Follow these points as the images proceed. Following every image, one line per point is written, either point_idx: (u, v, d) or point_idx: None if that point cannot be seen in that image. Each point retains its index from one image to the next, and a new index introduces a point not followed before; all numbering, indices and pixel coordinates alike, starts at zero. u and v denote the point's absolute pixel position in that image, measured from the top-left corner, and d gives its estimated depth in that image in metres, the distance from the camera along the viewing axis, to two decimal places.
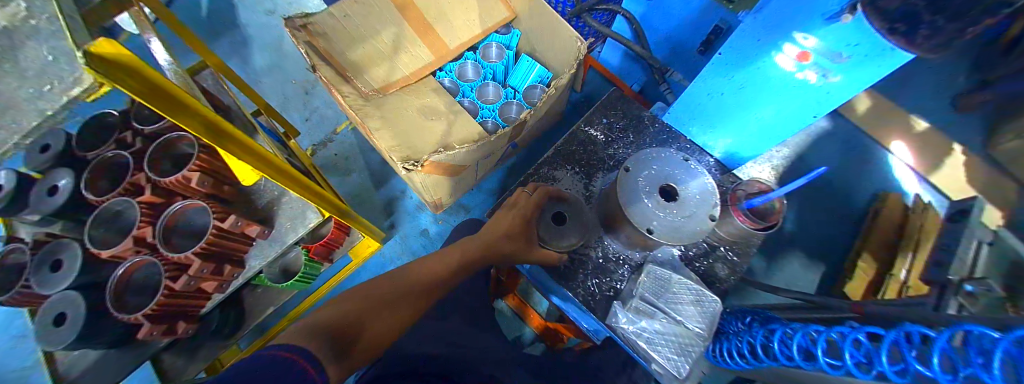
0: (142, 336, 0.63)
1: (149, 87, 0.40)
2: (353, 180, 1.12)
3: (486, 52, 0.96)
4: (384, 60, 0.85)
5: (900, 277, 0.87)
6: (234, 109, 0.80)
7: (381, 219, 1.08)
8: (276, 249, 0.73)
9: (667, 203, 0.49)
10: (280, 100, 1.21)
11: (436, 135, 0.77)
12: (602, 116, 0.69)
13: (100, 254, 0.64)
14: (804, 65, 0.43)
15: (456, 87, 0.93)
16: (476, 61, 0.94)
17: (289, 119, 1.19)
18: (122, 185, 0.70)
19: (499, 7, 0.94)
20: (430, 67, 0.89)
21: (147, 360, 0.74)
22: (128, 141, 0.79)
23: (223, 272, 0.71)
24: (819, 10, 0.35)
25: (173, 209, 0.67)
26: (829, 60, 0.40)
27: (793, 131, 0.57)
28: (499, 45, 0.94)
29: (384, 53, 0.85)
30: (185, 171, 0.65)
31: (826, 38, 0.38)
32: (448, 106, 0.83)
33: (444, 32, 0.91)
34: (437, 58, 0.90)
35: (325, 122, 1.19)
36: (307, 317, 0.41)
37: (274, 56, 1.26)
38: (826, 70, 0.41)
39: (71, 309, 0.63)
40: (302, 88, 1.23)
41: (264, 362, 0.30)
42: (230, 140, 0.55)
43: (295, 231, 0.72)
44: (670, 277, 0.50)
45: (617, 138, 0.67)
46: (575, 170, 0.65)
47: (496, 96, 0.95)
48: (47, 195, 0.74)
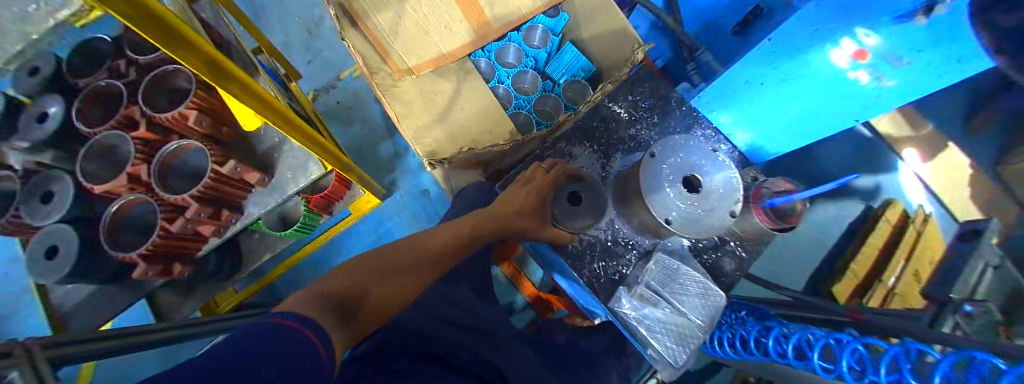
0: (137, 276, 0.63)
1: (150, 13, 0.36)
2: (356, 132, 1.08)
3: (530, 34, 0.85)
4: (418, 31, 0.74)
5: (888, 283, 0.93)
6: (233, 43, 0.74)
7: (380, 175, 1.05)
8: (276, 199, 0.70)
9: (690, 194, 0.46)
10: (282, 40, 1.13)
11: (442, 100, 0.76)
12: (628, 92, 0.64)
13: (93, 189, 0.61)
14: (858, 64, 0.39)
15: (491, 70, 0.86)
16: (520, 47, 0.85)
17: (290, 61, 1.12)
18: (114, 117, 0.66)
19: None
20: (469, 47, 0.76)
21: (145, 296, 0.75)
22: (119, 70, 0.73)
23: (221, 216, 0.69)
24: (887, 8, 0.32)
25: (167, 150, 0.63)
26: (887, 61, 0.37)
27: (821, 130, 0.55)
28: (545, 31, 0.83)
29: (419, 20, 0.74)
30: (182, 108, 0.60)
31: (895, 38, 0.34)
32: (462, 63, 0.79)
33: (489, 4, 0.74)
34: (478, 38, 0.76)
35: (329, 67, 1.11)
36: (312, 285, 0.40)
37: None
38: (882, 72, 0.39)
39: (64, 242, 0.62)
40: (306, 29, 1.13)
41: (269, 333, 0.29)
42: (233, 82, 0.51)
43: (296, 181, 0.69)
44: (678, 267, 0.49)
45: (641, 117, 0.63)
46: (593, 148, 0.62)
47: (534, 86, 0.88)
48: (38, 123, 0.70)
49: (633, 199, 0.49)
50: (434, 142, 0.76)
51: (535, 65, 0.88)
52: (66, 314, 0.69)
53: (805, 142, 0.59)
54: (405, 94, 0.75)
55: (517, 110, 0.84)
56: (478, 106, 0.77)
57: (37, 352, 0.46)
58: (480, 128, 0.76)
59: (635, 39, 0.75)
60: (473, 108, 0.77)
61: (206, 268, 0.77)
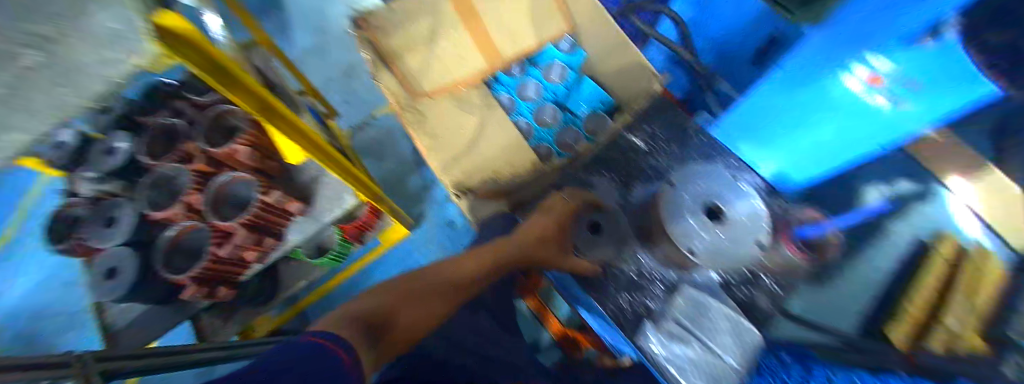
0: (187, 296, 0.69)
1: (205, 59, 0.42)
2: (387, 165, 1.14)
3: (549, 71, 0.87)
4: (437, 61, 0.80)
5: None
6: (279, 85, 0.82)
7: (407, 205, 1.10)
8: (312, 226, 0.74)
9: (711, 223, 0.47)
10: (322, 81, 1.24)
11: (467, 134, 0.81)
12: (645, 122, 0.66)
13: (153, 216, 0.68)
14: (873, 90, 0.38)
15: (512, 104, 0.86)
16: (539, 82, 0.86)
17: (329, 100, 1.22)
18: (176, 153, 0.73)
19: (557, 19, 0.82)
20: (480, 74, 0.82)
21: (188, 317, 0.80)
22: (181, 110, 0.82)
23: (263, 242, 0.74)
24: (892, 33, 0.32)
25: (220, 181, 0.70)
26: (904, 85, 0.35)
27: (852, 155, 0.51)
28: (562, 66, 0.85)
29: (438, 52, 0.80)
30: (234, 144, 0.67)
31: (902, 66, 0.34)
32: (483, 97, 0.83)
33: (501, 37, 0.80)
34: (490, 66, 0.82)
35: (364, 106, 1.20)
36: (343, 306, 0.48)
37: (315, 37, 1.28)
38: (900, 95, 0.37)
39: (123, 264, 0.68)
40: (343, 71, 1.24)
41: (305, 348, 0.36)
42: (279, 119, 0.57)
43: (332, 211, 0.73)
44: (708, 303, 0.49)
45: (660, 148, 0.64)
46: (614, 177, 0.63)
47: (554, 119, 0.86)
48: (108, 157, 0.79)
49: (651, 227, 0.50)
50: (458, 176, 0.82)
51: (554, 98, 0.88)
52: (116, 333, 0.75)
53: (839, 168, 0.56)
54: (432, 126, 0.82)
55: (538, 143, 0.85)
56: (501, 139, 0.81)
57: (91, 363, 0.52)
58: (503, 160, 0.80)
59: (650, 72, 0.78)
60: (496, 142, 0.81)
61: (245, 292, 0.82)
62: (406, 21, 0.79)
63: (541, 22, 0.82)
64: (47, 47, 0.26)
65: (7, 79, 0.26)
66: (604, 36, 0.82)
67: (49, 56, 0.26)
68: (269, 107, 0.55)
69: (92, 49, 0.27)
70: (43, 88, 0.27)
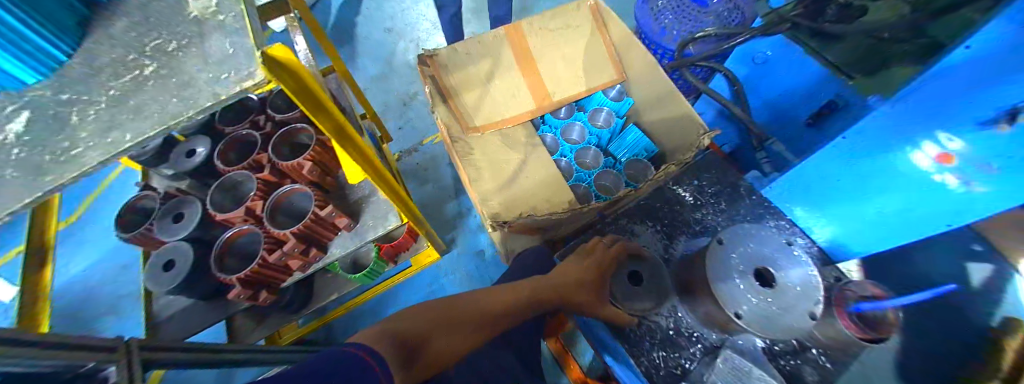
0: (232, 296, 0.71)
1: (299, 85, 0.47)
2: (428, 189, 1.20)
3: (595, 115, 0.96)
4: (493, 99, 0.89)
5: None
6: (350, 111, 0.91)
7: (443, 231, 1.13)
8: (355, 242, 0.78)
9: (761, 288, 0.44)
10: (381, 106, 1.35)
11: (509, 168, 0.85)
12: (693, 177, 0.67)
13: (216, 217, 0.74)
14: (943, 169, 0.39)
15: (556, 145, 0.96)
16: (584, 124, 0.97)
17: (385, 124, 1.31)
18: (247, 161, 0.81)
19: (608, 71, 0.91)
20: (529, 114, 0.91)
21: (224, 317, 0.84)
22: (259, 124, 0.92)
23: (308, 253, 0.77)
24: (967, 110, 0.34)
25: (282, 191, 0.76)
26: (976, 168, 0.36)
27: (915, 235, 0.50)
28: (609, 112, 0.94)
29: (495, 92, 0.89)
30: (301, 159, 0.74)
31: (976, 144, 0.35)
32: (528, 135, 0.91)
33: (553, 84, 0.91)
34: (539, 107, 0.91)
35: (415, 134, 1.29)
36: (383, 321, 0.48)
37: (379, 68, 1.42)
38: (971, 178, 0.38)
39: (181, 259, 0.73)
40: (401, 100, 1.35)
41: (346, 362, 0.37)
42: (348, 143, 0.62)
43: (375, 229, 0.78)
44: (749, 369, 0.45)
45: (707, 202, 0.65)
46: (656, 227, 0.64)
47: (595, 161, 0.94)
48: (187, 157, 0.88)
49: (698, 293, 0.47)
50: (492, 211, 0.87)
51: (598, 143, 0.98)
52: (159, 323, 0.79)
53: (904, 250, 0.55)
54: (477, 160, 0.85)
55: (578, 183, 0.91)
56: (543, 174, 0.86)
57: (136, 350, 0.54)
58: (543, 196, 0.82)
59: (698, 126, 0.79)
60: (537, 177, 0.85)
61: (281, 299, 0.85)
62: (467, 61, 0.88)
63: (593, 73, 0.91)
64: (169, 65, 0.34)
65: (128, 85, 0.33)
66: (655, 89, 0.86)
67: (168, 72, 0.33)
68: (343, 134, 0.60)
69: (210, 66, 0.33)
70: (158, 97, 0.32)
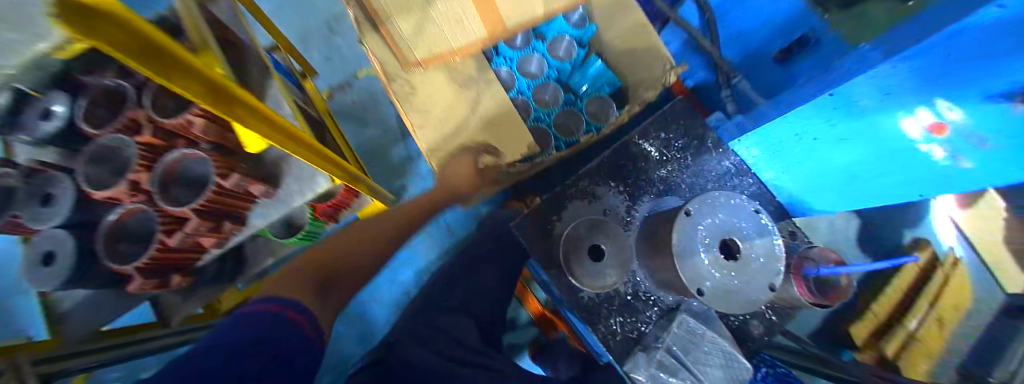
0: (134, 289, 0.65)
1: (124, 37, 0.31)
2: (367, 132, 1.31)
3: (556, 47, 1.05)
4: (437, 29, 0.83)
5: (907, 329, 0.93)
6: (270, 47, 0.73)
7: (394, 177, 1.27)
8: (279, 211, 0.71)
9: (726, 262, 0.42)
10: (301, 37, 1.34)
11: (453, 118, 0.96)
12: (661, 129, 0.61)
13: (94, 195, 0.62)
14: (929, 137, 0.40)
15: (513, 80, 1.08)
16: (542, 56, 1.06)
17: (308, 56, 1.33)
18: (119, 120, 0.63)
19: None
20: (481, 42, 0.86)
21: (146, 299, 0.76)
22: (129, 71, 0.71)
23: (222, 228, 0.71)
24: (979, 87, 0.32)
25: (169, 159, 0.64)
26: (966, 139, 0.38)
27: (860, 181, 0.55)
28: (568, 44, 1.04)
29: (437, 19, 0.82)
30: (189, 116, 0.60)
31: (977, 116, 0.35)
32: (483, 72, 0.95)
33: (505, 7, 0.81)
34: (489, 35, 0.85)
35: (347, 65, 1.34)
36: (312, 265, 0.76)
37: (327, 16, 1.35)
38: (957, 150, 0.39)
39: (61, 248, 0.63)
40: (325, 27, 1.34)
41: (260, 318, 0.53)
42: (237, 103, 0.48)
43: (302, 194, 0.69)
44: (703, 332, 0.46)
45: (673, 157, 0.60)
46: (619, 188, 0.58)
47: (553, 98, 1.06)
48: (31, 119, 0.65)
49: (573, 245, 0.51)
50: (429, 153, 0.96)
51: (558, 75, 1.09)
52: (64, 316, 0.70)
53: (857, 198, 0.61)
54: (417, 100, 0.93)
55: (537, 123, 1.08)
56: (503, 114, 0.96)
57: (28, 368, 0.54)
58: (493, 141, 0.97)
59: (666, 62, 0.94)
60: (498, 118, 0.96)
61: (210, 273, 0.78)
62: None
63: None
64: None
65: None
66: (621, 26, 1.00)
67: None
68: (229, 98, 0.46)
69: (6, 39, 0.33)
70: None
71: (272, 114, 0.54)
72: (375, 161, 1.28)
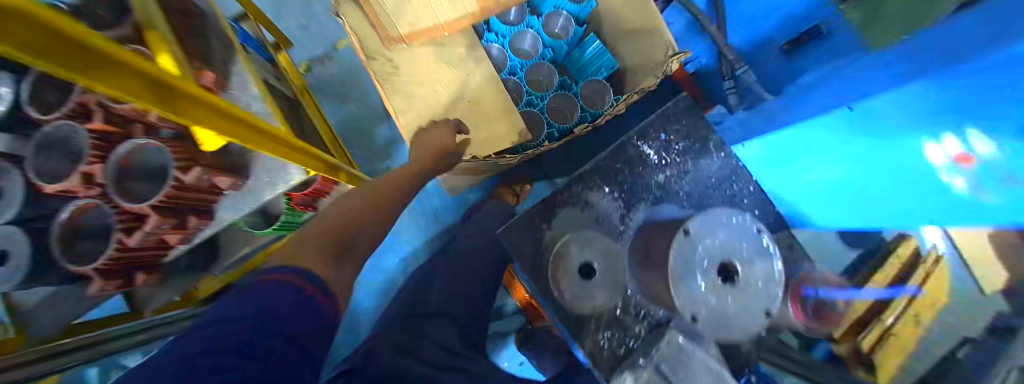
0: (95, 289, 0.63)
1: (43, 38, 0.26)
2: (347, 109, 1.23)
3: (553, 21, 1.00)
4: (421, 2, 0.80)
5: None
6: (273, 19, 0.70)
7: (380, 159, 1.22)
8: (248, 204, 0.68)
9: (723, 285, 0.40)
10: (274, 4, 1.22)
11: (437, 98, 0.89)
12: (662, 129, 0.56)
13: (45, 190, 0.57)
14: (950, 166, 0.45)
15: (504, 59, 0.99)
16: (537, 33, 0.98)
17: (282, 25, 1.22)
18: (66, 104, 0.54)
19: None
20: (471, 18, 0.83)
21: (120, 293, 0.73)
22: None
23: (187, 225, 0.66)
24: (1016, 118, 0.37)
25: (121, 152, 0.59)
26: (988, 171, 0.42)
27: (853, 201, 0.61)
28: (567, 18, 0.98)
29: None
30: None
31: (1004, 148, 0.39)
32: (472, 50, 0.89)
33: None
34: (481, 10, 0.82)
35: (324, 36, 1.23)
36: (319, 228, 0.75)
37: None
38: (976, 183, 0.43)
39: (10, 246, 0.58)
40: None
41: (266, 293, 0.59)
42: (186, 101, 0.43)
43: (274, 186, 0.67)
44: (693, 353, 0.43)
45: (674, 161, 0.56)
46: (615, 194, 0.54)
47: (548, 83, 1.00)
48: None
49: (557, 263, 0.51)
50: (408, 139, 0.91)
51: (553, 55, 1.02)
52: None
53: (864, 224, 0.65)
54: (400, 80, 0.89)
55: (528, 109, 1.00)
56: (491, 98, 0.90)
57: None
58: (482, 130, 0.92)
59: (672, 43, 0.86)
60: (484, 100, 0.91)
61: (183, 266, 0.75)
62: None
63: None
64: None
65: None
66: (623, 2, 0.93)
67: None
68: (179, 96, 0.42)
69: None
70: None
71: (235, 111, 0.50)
72: (357, 144, 1.22)
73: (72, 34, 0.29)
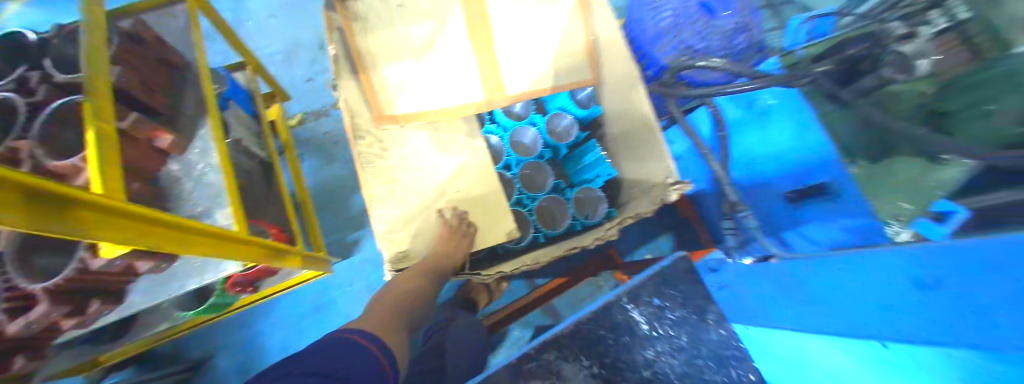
0: None
1: None
2: (334, 169, 1.18)
3: (556, 119, 0.96)
4: (433, 90, 0.78)
5: None
6: (361, 112, 0.75)
7: (349, 228, 1.14)
8: (169, 291, 0.59)
9: None
10: (283, 54, 1.24)
11: (425, 184, 0.79)
12: (656, 292, 0.52)
13: None
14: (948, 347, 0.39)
15: (501, 150, 0.94)
16: (539, 132, 0.95)
17: (289, 76, 1.23)
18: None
19: (585, 72, 0.87)
20: (478, 109, 0.81)
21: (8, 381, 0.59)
22: (24, 85, 0.54)
23: (87, 309, 0.54)
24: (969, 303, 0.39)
25: None
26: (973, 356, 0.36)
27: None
28: (573, 119, 0.95)
29: (427, 80, 0.77)
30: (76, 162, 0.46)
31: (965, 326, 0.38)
32: (472, 139, 0.83)
33: (509, 75, 0.81)
34: (488, 101, 0.81)
35: (323, 96, 1.23)
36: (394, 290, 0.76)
37: (315, 36, 1.27)
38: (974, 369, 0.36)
39: None
40: (313, 46, 1.26)
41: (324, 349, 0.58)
42: (113, 220, 0.37)
43: (201, 274, 0.59)
44: None
45: (666, 332, 0.49)
46: (594, 369, 0.45)
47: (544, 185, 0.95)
48: None
49: (557, 313, 1.11)
50: (410, 242, 0.78)
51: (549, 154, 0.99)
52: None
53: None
54: (383, 167, 0.76)
55: (517, 208, 0.92)
56: (485, 191, 0.81)
57: None
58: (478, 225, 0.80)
59: (668, 167, 0.80)
60: (478, 192, 0.81)
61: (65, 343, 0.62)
62: (401, 22, 0.73)
63: (568, 67, 0.85)
64: None
65: None
66: (628, 120, 0.89)
67: None
68: (118, 214, 0.37)
69: None
70: None
71: (179, 219, 0.45)
72: (331, 207, 1.15)
73: (32, 186, 0.27)
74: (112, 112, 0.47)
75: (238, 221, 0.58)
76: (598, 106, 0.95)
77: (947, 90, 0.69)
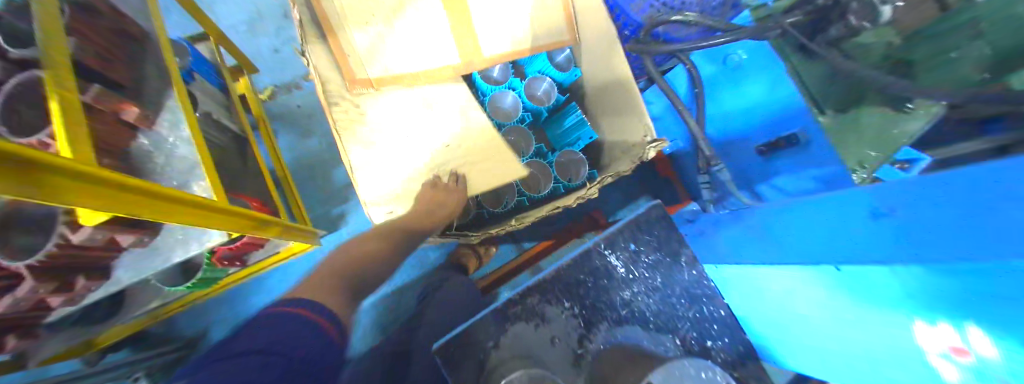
0: None
1: None
2: (312, 144, 1.16)
3: (535, 84, 0.93)
4: (407, 51, 0.75)
5: None
6: (334, 78, 0.73)
7: (334, 202, 1.14)
8: (155, 265, 0.58)
9: None
10: (244, 23, 1.16)
11: None
12: (632, 239, 0.55)
13: None
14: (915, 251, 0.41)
15: None
16: (518, 96, 0.93)
17: (253, 47, 1.16)
18: None
19: (563, 30, 0.84)
20: (455, 72, 0.79)
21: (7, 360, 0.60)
22: None
23: (73, 285, 0.55)
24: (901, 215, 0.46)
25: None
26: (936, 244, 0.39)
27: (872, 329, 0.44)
28: (551, 83, 0.92)
29: (400, 41, 0.74)
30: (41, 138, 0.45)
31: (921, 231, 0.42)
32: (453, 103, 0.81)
33: (486, 37, 0.78)
34: (465, 63, 0.79)
35: (292, 67, 1.17)
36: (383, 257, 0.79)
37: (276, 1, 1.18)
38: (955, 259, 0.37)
39: None
40: (275, 13, 1.18)
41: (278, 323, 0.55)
42: (87, 188, 0.36)
43: (187, 245, 0.58)
44: None
45: (641, 275, 0.53)
46: (575, 310, 0.48)
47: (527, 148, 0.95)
48: None
49: None
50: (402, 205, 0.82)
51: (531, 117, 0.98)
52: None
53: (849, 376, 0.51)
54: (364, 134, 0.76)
55: None
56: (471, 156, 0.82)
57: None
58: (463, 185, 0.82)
59: (647, 126, 0.81)
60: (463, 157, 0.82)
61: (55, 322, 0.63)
62: None
63: (547, 25, 0.82)
64: None
65: None
66: (605, 80, 0.89)
67: None
68: (90, 180, 0.37)
69: None
70: None
71: (155, 187, 0.44)
72: (312, 183, 1.14)
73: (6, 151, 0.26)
74: (80, 91, 0.45)
75: (216, 191, 0.58)
76: (575, 69, 0.94)
77: (912, 40, 0.69)
